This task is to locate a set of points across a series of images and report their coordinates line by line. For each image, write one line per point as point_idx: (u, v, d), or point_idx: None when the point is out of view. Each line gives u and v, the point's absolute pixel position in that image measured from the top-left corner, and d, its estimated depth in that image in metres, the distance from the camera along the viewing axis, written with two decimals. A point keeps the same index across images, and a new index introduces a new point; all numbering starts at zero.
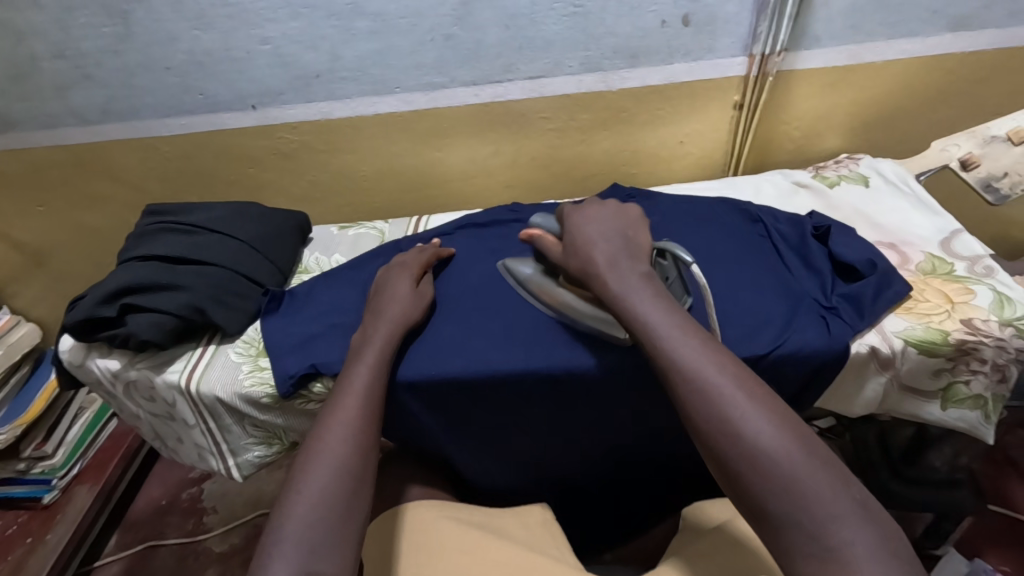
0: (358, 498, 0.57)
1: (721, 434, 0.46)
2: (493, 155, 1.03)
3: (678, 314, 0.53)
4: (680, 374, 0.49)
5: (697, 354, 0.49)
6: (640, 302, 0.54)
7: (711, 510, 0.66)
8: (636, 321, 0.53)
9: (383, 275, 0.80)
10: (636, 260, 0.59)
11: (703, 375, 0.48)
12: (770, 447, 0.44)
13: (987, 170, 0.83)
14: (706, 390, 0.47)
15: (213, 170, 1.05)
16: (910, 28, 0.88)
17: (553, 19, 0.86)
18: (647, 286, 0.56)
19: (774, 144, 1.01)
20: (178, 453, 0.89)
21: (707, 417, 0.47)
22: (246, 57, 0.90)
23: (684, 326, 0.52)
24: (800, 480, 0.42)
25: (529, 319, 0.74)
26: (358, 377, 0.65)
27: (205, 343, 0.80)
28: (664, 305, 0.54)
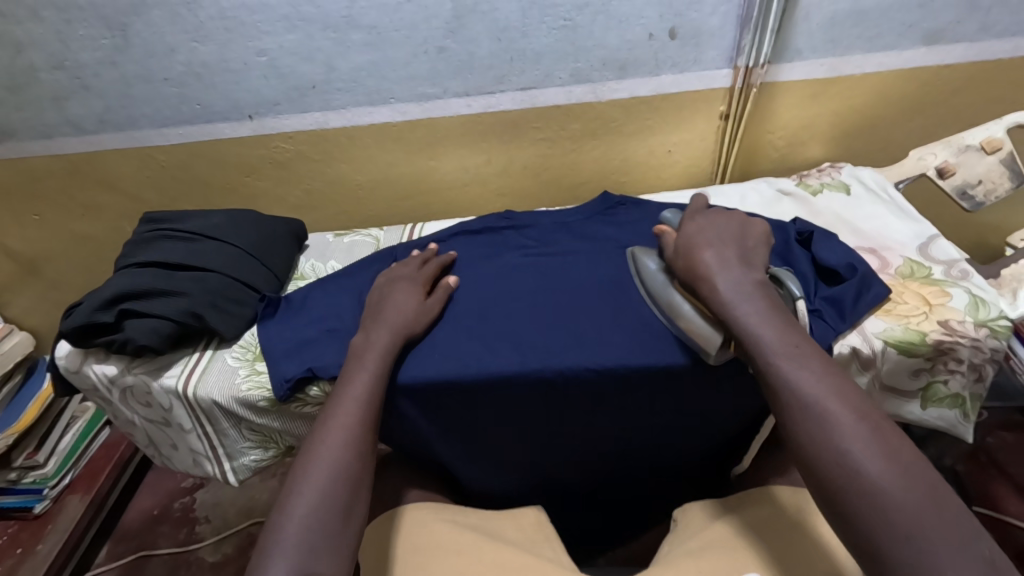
0: (356, 499, 0.59)
1: (839, 467, 0.48)
2: (485, 164, 1.05)
3: (799, 338, 0.56)
4: (802, 400, 0.52)
5: (822, 387, 0.52)
6: (756, 316, 0.58)
7: (704, 512, 0.71)
8: (752, 340, 0.56)
9: (381, 284, 0.81)
10: (748, 273, 0.63)
11: (827, 407, 0.50)
12: (898, 490, 0.45)
13: (962, 178, 0.86)
14: (825, 417, 0.50)
15: (209, 179, 1.06)
16: (887, 41, 0.91)
17: (543, 32, 0.89)
18: (762, 300, 0.59)
19: (759, 153, 1.04)
20: (173, 459, 0.89)
21: (825, 447, 0.49)
22: (242, 68, 0.92)
23: (797, 347, 0.55)
24: (926, 527, 0.43)
25: (522, 322, 0.76)
26: (359, 380, 0.67)
27: (202, 348, 0.81)
28: (782, 327, 0.57)
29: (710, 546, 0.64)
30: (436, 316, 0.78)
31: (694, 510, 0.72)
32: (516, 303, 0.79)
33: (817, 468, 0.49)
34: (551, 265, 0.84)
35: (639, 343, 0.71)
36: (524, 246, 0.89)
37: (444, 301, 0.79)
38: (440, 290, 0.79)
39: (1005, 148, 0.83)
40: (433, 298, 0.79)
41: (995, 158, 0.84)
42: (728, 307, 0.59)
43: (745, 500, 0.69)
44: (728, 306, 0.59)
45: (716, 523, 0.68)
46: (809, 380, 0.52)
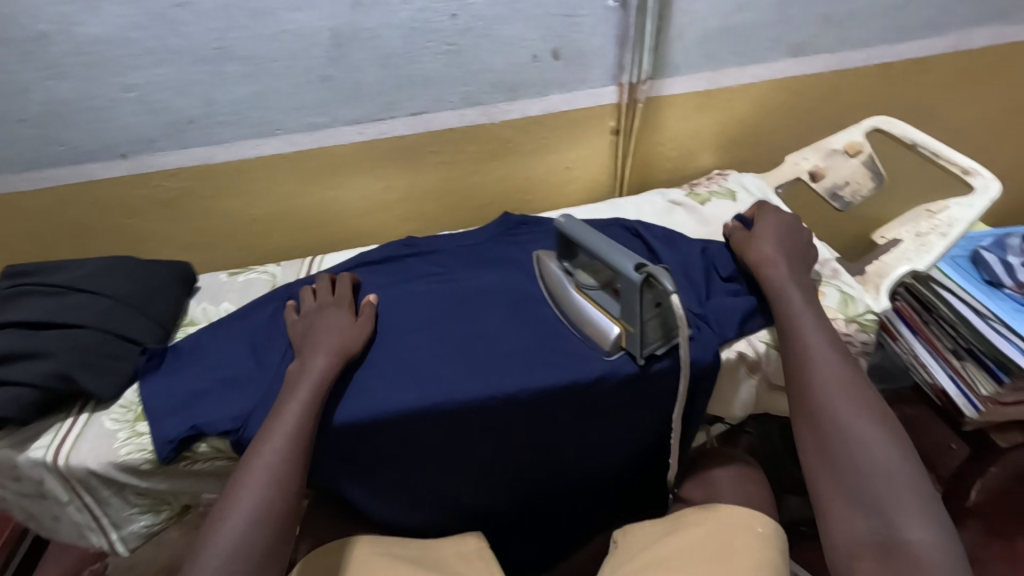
0: (276, 540, 0.60)
1: (838, 425, 0.60)
2: (385, 190, 1.03)
3: (827, 330, 0.68)
4: (818, 373, 0.64)
5: (835, 367, 0.64)
6: (793, 304, 0.70)
7: (647, 534, 0.71)
8: (789, 318, 0.69)
9: (301, 315, 0.78)
10: (798, 270, 0.74)
11: (847, 387, 0.62)
12: (881, 453, 0.58)
13: (832, 181, 0.91)
14: (832, 386, 0.63)
15: (85, 223, 0.99)
16: (757, 55, 0.96)
17: (428, 57, 0.88)
18: (804, 291, 0.71)
19: (653, 165, 1.08)
20: (54, 534, 0.81)
21: (826, 405, 0.62)
22: (110, 105, 0.86)
23: (829, 334, 0.67)
24: (898, 481, 0.56)
25: (425, 352, 0.75)
26: (288, 414, 0.64)
27: (76, 411, 0.74)
28: (815, 318, 0.69)
29: (651, 567, 0.64)
30: (371, 335, 0.76)
31: (636, 532, 0.72)
32: (422, 331, 0.77)
33: (814, 424, 0.62)
34: (449, 289, 0.82)
35: (541, 368, 0.71)
36: (422, 272, 0.87)
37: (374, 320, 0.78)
38: (368, 309, 0.78)
39: (865, 151, 0.90)
40: (363, 318, 0.77)
41: (858, 160, 0.90)
42: (775, 291, 0.72)
43: (688, 515, 0.70)
44: (776, 292, 0.71)
45: (660, 541, 0.68)
46: (828, 361, 0.65)
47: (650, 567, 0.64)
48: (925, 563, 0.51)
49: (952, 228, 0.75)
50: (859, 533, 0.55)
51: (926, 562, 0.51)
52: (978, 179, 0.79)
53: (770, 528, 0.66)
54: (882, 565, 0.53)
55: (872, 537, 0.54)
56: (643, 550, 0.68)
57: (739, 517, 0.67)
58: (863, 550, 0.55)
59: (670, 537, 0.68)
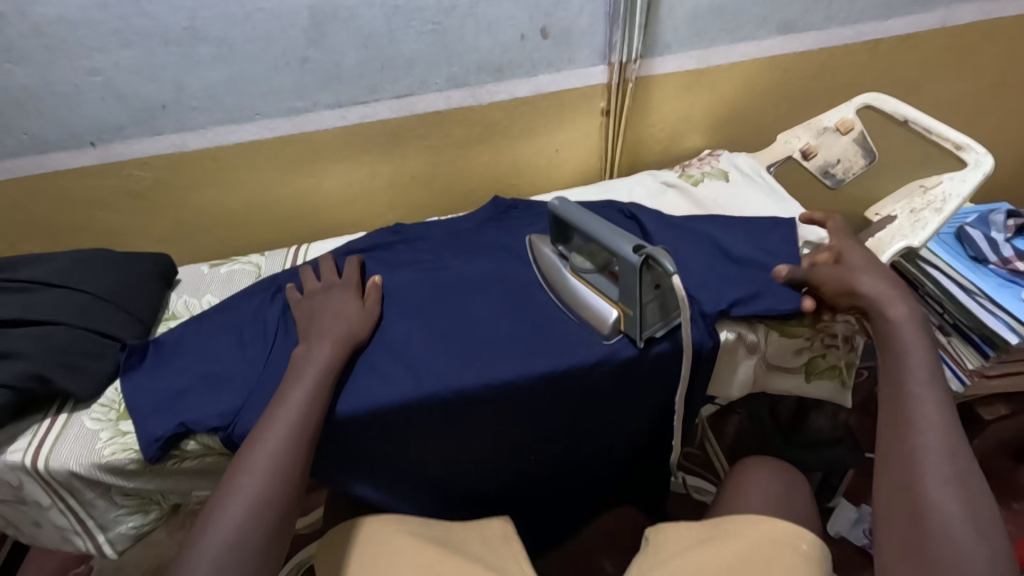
0: (273, 540, 0.54)
1: (919, 491, 0.50)
2: (370, 176, 1.00)
3: (940, 383, 0.56)
4: (928, 448, 0.52)
5: (936, 425, 0.53)
6: (905, 346, 0.59)
7: (677, 537, 0.67)
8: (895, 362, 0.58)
9: (304, 299, 0.76)
10: (927, 322, 0.61)
11: (962, 475, 0.50)
12: (965, 534, 0.47)
13: (823, 159, 0.92)
14: (922, 444, 0.52)
15: (52, 217, 0.94)
16: (747, 33, 0.95)
17: (411, 37, 0.85)
18: (921, 333, 0.60)
19: (643, 147, 1.06)
20: (36, 540, 0.78)
21: (910, 464, 0.52)
22: (74, 90, 0.82)
23: (938, 383, 0.56)
24: (973, 574, 0.45)
25: (424, 340, 0.73)
26: (291, 404, 0.61)
27: (53, 413, 0.71)
28: (927, 363, 0.57)
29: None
30: (377, 319, 0.75)
31: (667, 534, 0.68)
32: (420, 318, 0.75)
33: (891, 482, 0.52)
34: (443, 276, 0.80)
35: (538, 354, 0.70)
36: (412, 259, 0.85)
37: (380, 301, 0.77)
38: (373, 291, 0.76)
39: (856, 128, 0.90)
40: (369, 301, 0.76)
41: (849, 138, 0.91)
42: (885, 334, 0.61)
43: (728, 521, 0.66)
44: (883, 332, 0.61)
45: (695, 549, 0.64)
46: (937, 439, 0.52)
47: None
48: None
49: (946, 204, 0.75)
50: None
51: None
52: (970, 154, 0.79)
53: (815, 548, 0.60)
54: None
55: None
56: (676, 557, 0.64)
57: (778, 533, 0.62)
58: None
59: (704, 545, 0.64)
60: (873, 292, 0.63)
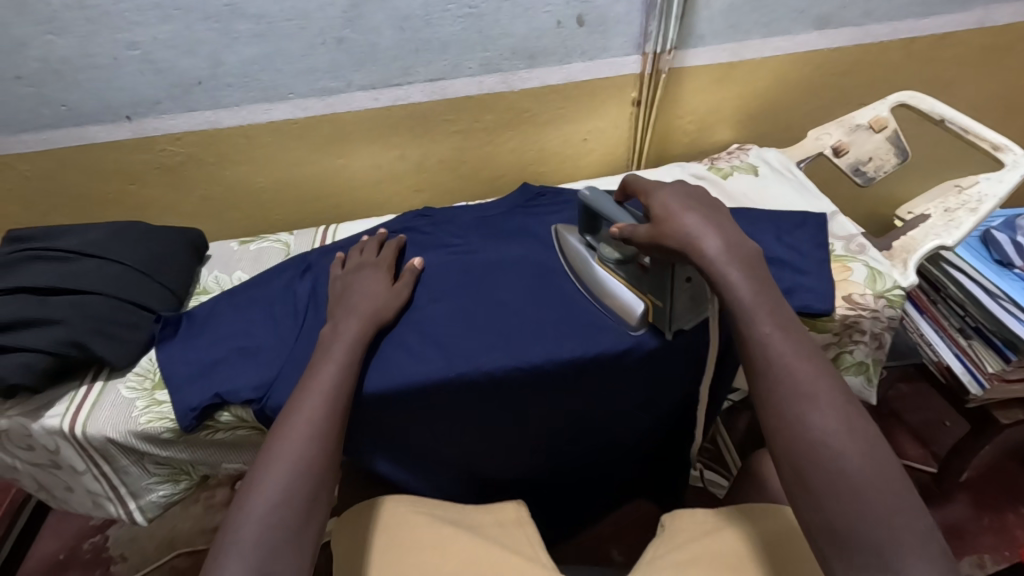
0: (318, 496, 0.55)
1: (795, 433, 0.48)
2: (399, 159, 1.01)
3: (777, 310, 0.53)
4: (788, 379, 0.50)
5: (786, 357, 0.51)
6: (737, 281, 0.54)
7: (690, 522, 0.64)
8: (730, 301, 0.54)
9: (338, 275, 0.77)
10: (735, 236, 0.57)
11: (818, 397, 0.49)
12: (844, 457, 0.46)
13: (855, 156, 0.91)
14: (786, 381, 0.50)
15: (84, 189, 0.95)
16: (782, 26, 0.95)
17: (447, 20, 0.85)
18: (741, 259, 0.56)
19: (671, 138, 1.06)
20: (68, 504, 0.80)
21: (779, 409, 0.50)
22: (113, 63, 0.82)
23: (768, 306, 0.53)
24: (874, 496, 0.44)
25: (454, 323, 0.73)
26: (324, 374, 0.62)
27: (90, 379, 0.72)
28: (756, 288, 0.54)
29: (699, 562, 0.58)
30: (406, 301, 0.75)
31: (682, 520, 0.65)
32: (453, 301, 0.76)
33: (771, 434, 0.50)
34: (475, 260, 0.81)
35: (567, 339, 0.70)
36: (441, 241, 0.85)
37: (414, 283, 0.78)
38: (406, 273, 0.77)
39: (891, 126, 0.90)
40: (400, 282, 0.76)
41: (882, 136, 0.90)
42: (710, 272, 0.55)
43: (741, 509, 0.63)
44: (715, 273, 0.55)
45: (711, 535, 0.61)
46: (800, 374, 0.50)
47: (703, 563, 0.58)
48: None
49: (981, 204, 0.75)
50: None
51: None
52: (1008, 155, 0.79)
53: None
54: None
55: None
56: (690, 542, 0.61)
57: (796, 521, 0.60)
58: None
59: (722, 534, 0.60)
60: (688, 225, 0.57)
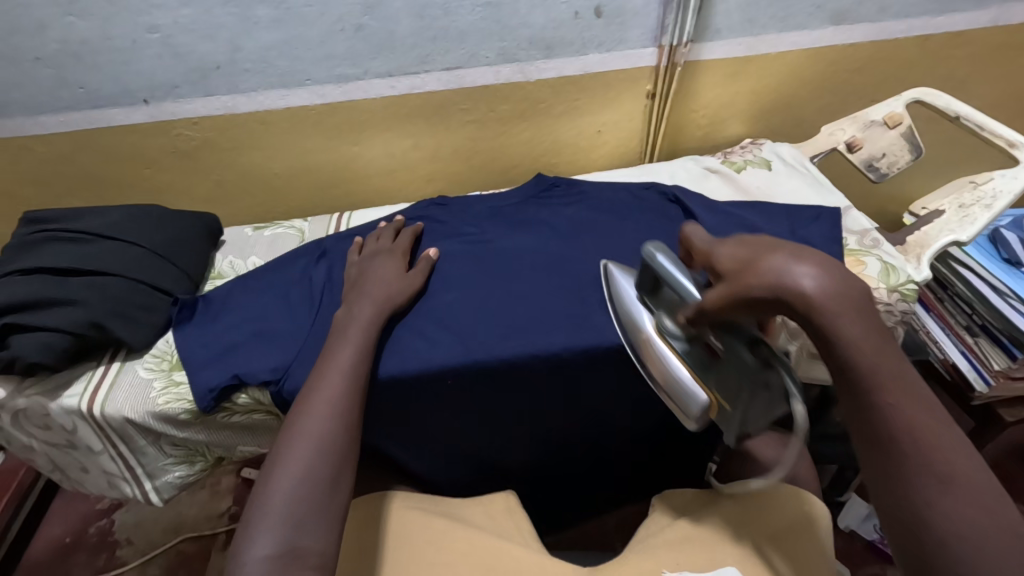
0: (344, 467, 0.56)
1: (929, 528, 0.39)
2: (413, 148, 1.01)
3: (904, 371, 0.42)
4: (915, 460, 0.40)
5: (918, 433, 0.41)
6: (855, 338, 0.42)
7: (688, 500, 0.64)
8: (843, 360, 0.43)
9: (355, 261, 0.78)
10: (850, 283, 0.44)
11: (960, 483, 0.39)
12: (1000, 565, 0.37)
13: (868, 152, 0.92)
14: (919, 464, 0.40)
15: (100, 172, 0.95)
16: (799, 21, 0.95)
17: (466, 9, 0.85)
18: (858, 312, 0.43)
19: (684, 131, 1.06)
20: (82, 485, 0.80)
21: (910, 497, 0.40)
22: (132, 46, 0.82)
23: (895, 368, 0.42)
24: None
25: (469, 311, 0.74)
26: (340, 355, 0.63)
27: (107, 361, 0.73)
28: (878, 344, 0.43)
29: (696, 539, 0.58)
30: (420, 288, 0.76)
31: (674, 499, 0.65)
32: (467, 290, 0.76)
33: (895, 524, 0.41)
34: (489, 249, 0.81)
35: (583, 326, 0.71)
36: (455, 229, 0.86)
37: (427, 274, 0.78)
38: (421, 262, 0.77)
39: (905, 123, 0.90)
40: (414, 270, 0.77)
41: (896, 132, 0.90)
42: (820, 330, 0.43)
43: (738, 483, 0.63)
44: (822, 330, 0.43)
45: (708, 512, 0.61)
46: (936, 455, 0.40)
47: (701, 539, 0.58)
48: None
49: (995, 200, 0.75)
50: None
51: None
52: (1023, 152, 0.79)
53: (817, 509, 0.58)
54: None
55: None
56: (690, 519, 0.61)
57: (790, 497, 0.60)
58: None
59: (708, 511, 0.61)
60: (778, 270, 0.45)
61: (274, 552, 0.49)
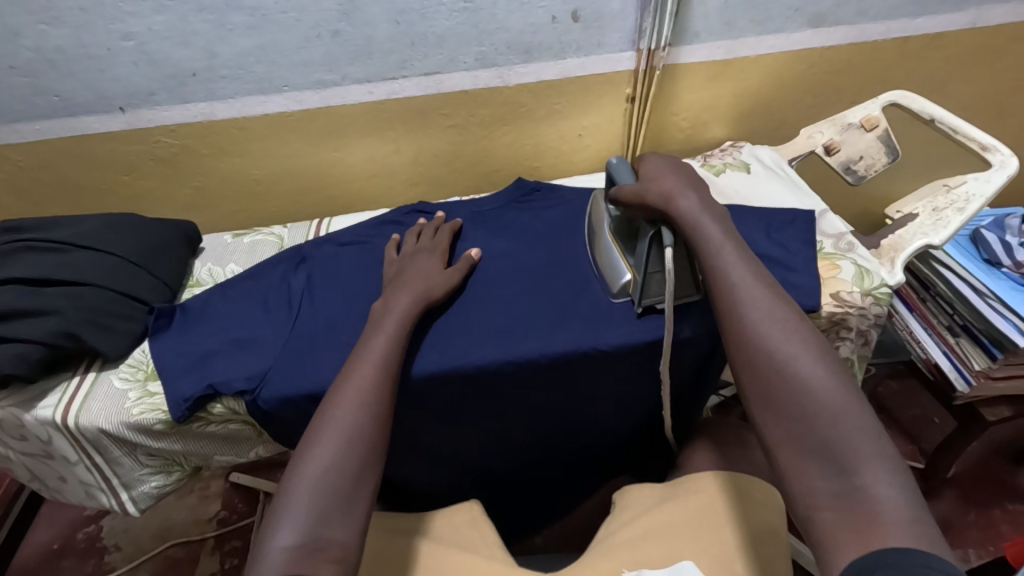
0: (370, 465, 0.56)
1: (755, 347, 0.54)
2: (394, 153, 1.01)
3: (745, 253, 0.61)
4: (745, 304, 0.56)
5: (751, 286, 0.57)
6: (711, 231, 0.62)
7: (646, 495, 0.66)
8: (702, 240, 0.61)
9: (398, 255, 0.78)
10: (709, 202, 0.66)
11: (777, 316, 0.55)
12: (802, 367, 0.51)
13: (846, 155, 0.92)
14: (749, 305, 0.56)
15: (80, 180, 0.95)
16: (777, 24, 0.95)
17: (443, 14, 0.85)
18: (711, 212, 0.64)
19: (665, 135, 1.07)
20: (60, 494, 0.80)
21: (742, 330, 0.55)
22: (107, 54, 0.82)
23: (736, 244, 0.61)
24: (831, 403, 0.49)
25: (465, 321, 0.73)
26: (373, 349, 0.63)
27: (83, 371, 0.73)
28: (726, 231, 0.62)
29: (648, 536, 0.60)
30: (457, 286, 0.75)
31: (635, 494, 0.67)
32: (467, 299, 0.76)
33: (737, 354, 0.55)
34: (482, 255, 0.81)
35: (563, 332, 0.70)
36: None
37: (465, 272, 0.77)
38: (461, 261, 0.77)
39: (881, 126, 0.90)
40: (454, 268, 0.76)
41: (874, 135, 0.91)
42: (687, 222, 0.63)
43: (694, 476, 0.65)
44: (688, 220, 0.63)
45: (664, 507, 0.63)
46: (764, 300, 0.56)
47: (652, 537, 0.60)
48: (882, 511, 0.43)
49: (969, 204, 0.76)
50: (816, 481, 0.47)
51: (880, 506, 0.44)
52: (995, 155, 0.79)
53: (771, 496, 0.61)
54: (847, 518, 0.44)
55: (830, 485, 0.46)
56: (647, 515, 0.63)
57: (741, 484, 0.62)
58: (821, 497, 0.46)
59: (666, 504, 0.63)
60: (666, 183, 0.66)
61: (296, 542, 0.50)
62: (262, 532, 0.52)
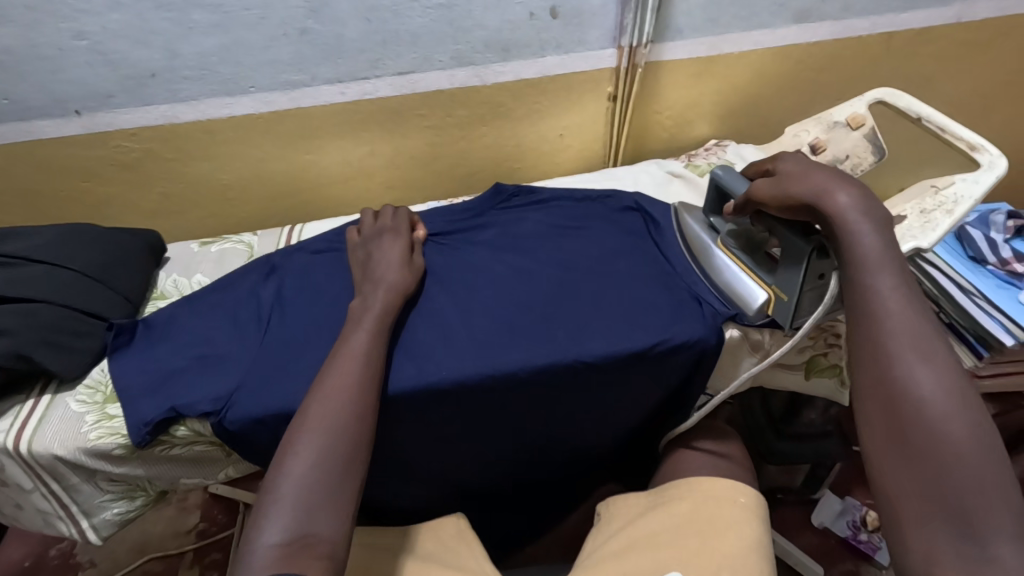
0: (357, 461, 0.55)
1: (897, 381, 0.47)
2: (369, 155, 0.97)
3: (905, 275, 0.52)
4: (896, 333, 0.49)
5: (904, 314, 0.50)
6: (869, 242, 0.53)
7: (628, 506, 0.68)
8: (852, 253, 0.53)
9: (357, 248, 0.75)
10: (874, 207, 0.56)
11: (931, 351, 0.48)
12: (949, 416, 0.45)
13: (832, 153, 0.92)
14: (896, 335, 0.49)
15: (36, 186, 0.90)
16: (761, 20, 0.93)
17: (417, 11, 0.82)
18: (875, 220, 0.55)
19: (649, 134, 1.04)
20: (18, 522, 0.76)
21: (881, 358, 0.49)
22: (59, 54, 0.77)
23: (893, 262, 0.53)
24: (977, 465, 0.43)
25: (443, 330, 0.70)
26: (355, 342, 0.61)
27: (38, 393, 0.69)
28: (888, 247, 0.53)
29: (630, 548, 0.61)
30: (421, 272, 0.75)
31: (619, 506, 0.69)
32: (446, 307, 0.73)
33: (870, 382, 0.49)
34: (460, 261, 0.78)
35: (542, 344, 0.68)
36: None
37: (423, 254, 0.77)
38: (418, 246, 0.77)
39: (868, 124, 0.91)
40: (415, 253, 0.75)
41: (860, 133, 0.91)
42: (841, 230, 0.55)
43: (674, 487, 0.66)
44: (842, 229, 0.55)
45: (643, 518, 0.64)
46: (917, 332, 0.49)
47: (634, 549, 0.61)
48: None
49: (957, 206, 0.74)
50: (938, 539, 0.42)
51: None
52: (983, 155, 0.78)
53: (753, 500, 0.61)
54: None
55: (953, 546, 0.42)
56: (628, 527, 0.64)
57: (720, 490, 0.63)
58: (941, 559, 0.42)
59: (651, 514, 0.64)
60: (824, 182, 0.57)
61: (283, 538, 0.49)
62: (247, 529, 0.51)
